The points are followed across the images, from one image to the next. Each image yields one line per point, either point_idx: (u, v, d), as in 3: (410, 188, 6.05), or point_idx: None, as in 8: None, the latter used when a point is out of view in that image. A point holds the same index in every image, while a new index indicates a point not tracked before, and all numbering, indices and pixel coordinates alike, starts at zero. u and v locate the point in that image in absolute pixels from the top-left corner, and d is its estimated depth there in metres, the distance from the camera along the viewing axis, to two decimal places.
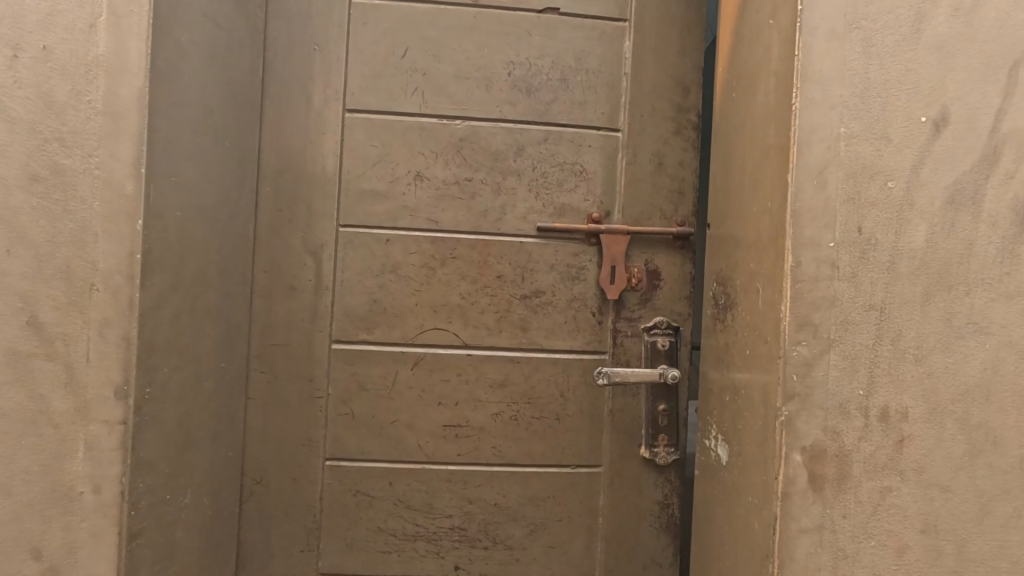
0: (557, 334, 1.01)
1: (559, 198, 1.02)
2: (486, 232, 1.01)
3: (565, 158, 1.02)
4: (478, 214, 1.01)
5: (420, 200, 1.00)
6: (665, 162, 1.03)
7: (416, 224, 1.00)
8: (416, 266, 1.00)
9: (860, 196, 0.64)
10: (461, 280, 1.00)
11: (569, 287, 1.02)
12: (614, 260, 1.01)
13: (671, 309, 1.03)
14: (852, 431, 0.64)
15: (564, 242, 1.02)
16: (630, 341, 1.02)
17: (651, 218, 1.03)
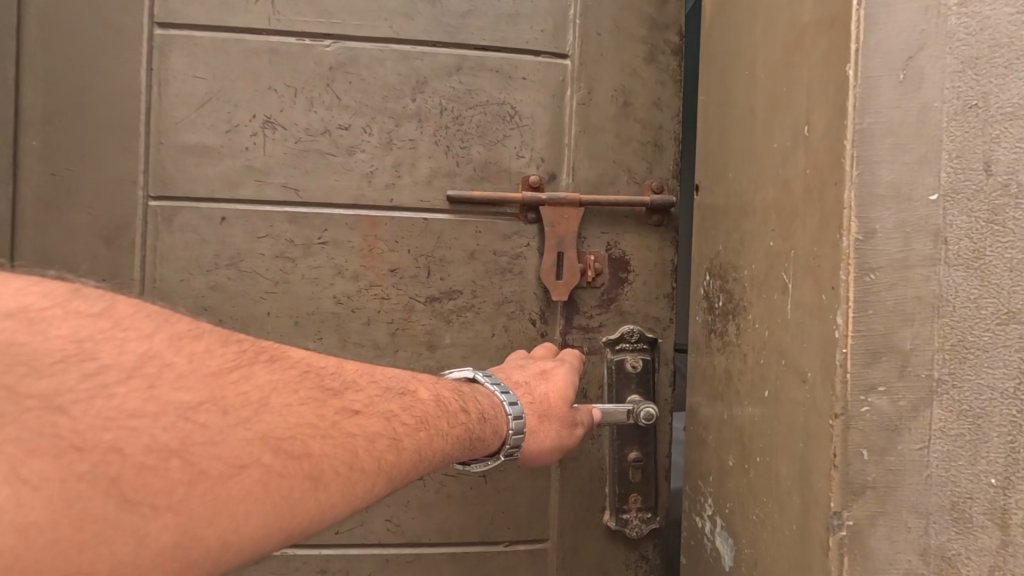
0: (481, 353, 0.70)
1: (481, 154, 0.70)
2: (371, 206, 0.68)
3: (488, 95, 0.70)
4: (360, 179, 0.68)
5: (271, 159, 0.67)
6: (634, 101, 0.71)
7: (266, 194, 0.67)
8: (268, 255, 0.67)
9: (990, 100, 0.33)
10: (335, 276, 0.68)
11: (497, 284, 0.70)
12: (561, 244, 0.69)
13: (645, 314, 0.71)
14: (977, 559, 0.33)
15: (488, 219, 0.70)
16: (587, 360, 0.71)
17: (613, 182, 0.71)
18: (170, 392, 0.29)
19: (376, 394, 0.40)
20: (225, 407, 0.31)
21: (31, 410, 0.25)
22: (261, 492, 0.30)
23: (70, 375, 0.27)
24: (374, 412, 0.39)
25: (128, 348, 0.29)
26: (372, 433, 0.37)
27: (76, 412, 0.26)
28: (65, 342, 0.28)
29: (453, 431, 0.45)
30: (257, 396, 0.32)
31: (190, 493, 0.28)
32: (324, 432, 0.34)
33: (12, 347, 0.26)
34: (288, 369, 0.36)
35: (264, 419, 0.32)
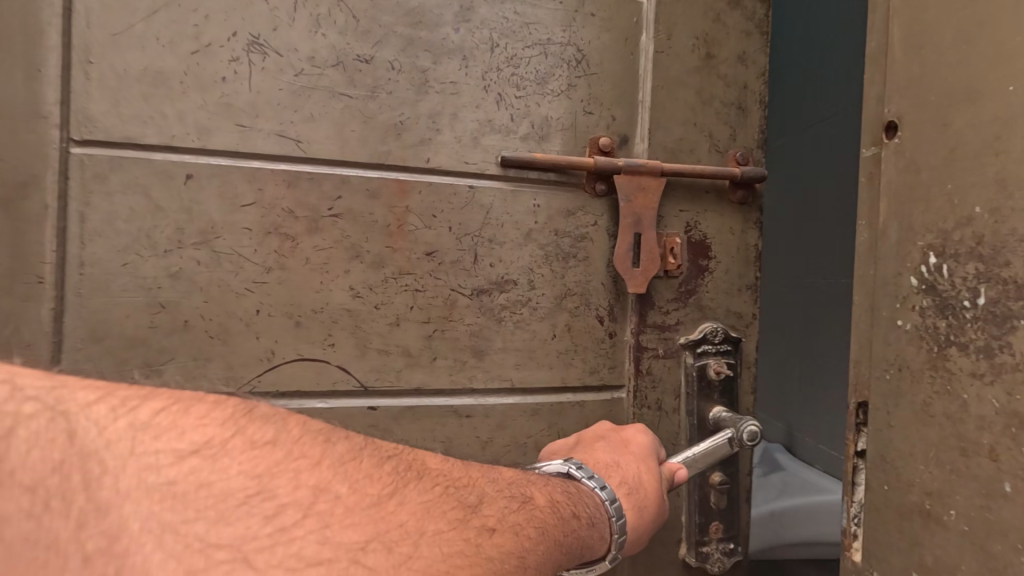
0: (539, 361, 0.55)
1: (539, 108, 0.55)
2: (399, 168, 0.51)
3: (548, 31, 0.55)
4: (385, 131, 0.51)
5: (259, 97, 0.48)
6: (718, 52, 0.59)
7: (253, 145, 0.48)
8: (257, 232, 0.48)
9: None
10: (350, 261, 0.50)
11: (559, 274, 0.56)
12: (639, 224, 0.56)
13: (728, 309, 0.60)
14: None
15: (547, 189, 0.55)
16: (663, 365, 0.59)
17: (694, 150, 0.59)
18: (341, 532, 0.24)
19: (503, 504, 0.34)
20: (387, 544, 0.25)
21: (220, 566, 0.21)
22: None
23: (253, 519, 0.22)
24: (507, 526, 0.32)
25: (301, 479, 0.25)
26: (508, 555, 0.31)
27: (262, 562, 0.22)
28: (248, 478, 0.23)
29: (567, 539, 0.38)
30: (413, 525, 0.27)
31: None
32: (473, 563, 0.28)
33: (200, 492, 0.22)
34: (431, 485, 0.30)
35: (422, 555, 0.26)
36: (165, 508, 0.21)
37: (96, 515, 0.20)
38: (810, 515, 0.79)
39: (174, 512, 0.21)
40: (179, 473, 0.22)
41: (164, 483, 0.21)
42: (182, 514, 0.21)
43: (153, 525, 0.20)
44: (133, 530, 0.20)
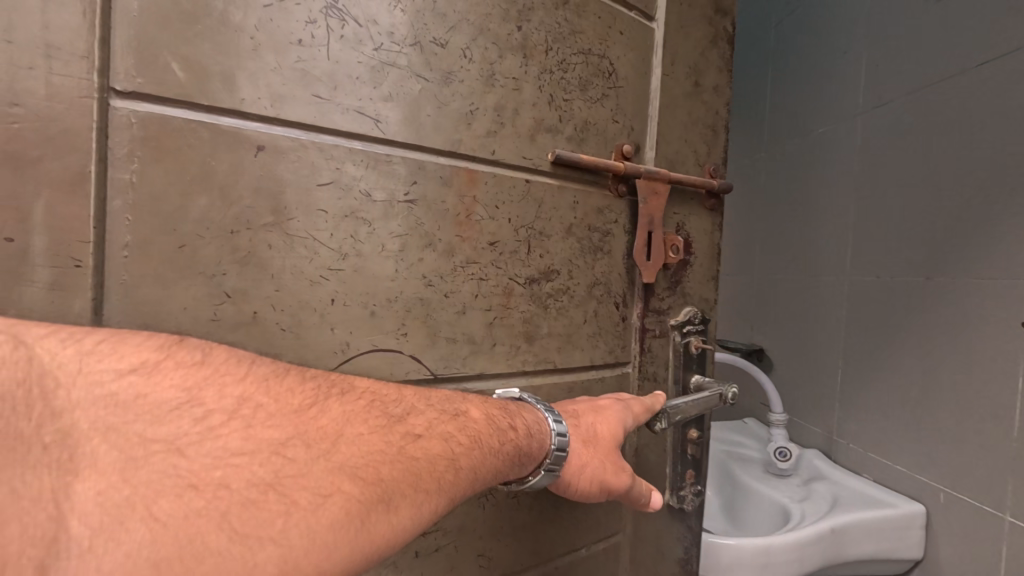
0: (575, 343, 0.61)
1: (581, 112, 0.59)
2: (470, 158, 0.52)
3: (589, 42, 0.59)
4: (458, 119, 0.51)
5: (337, 67, 0.44)
6: (702, 82, 0.71)
7: (329, 120, 0.44)
8: (333, 215, 0.45)
9: None
10: (423, 250, 0.49)
11: (590, 265, 0.61)
12: (654, 223, 0.65)
13: (702, 295, 0.73)
14: None
15: (582, 186, 0.60)
16: (659, 343, 0.69)
17: (685, 162, 0.70)
18: (261, 430, 0.31)
19: (434, 416, 0.41)
20: (306, 442, 0.32)
21: (156, 454, 0.28)
22: (345, 521, 0.31)
23: (183, 421, 0.30)
24: (435, 434, 0.39)
25: (226, 391, 0.32)
26: (434, 454, 0.38)
27: (192, 453, 0.29)
28: (178, 390, 0.31)
29: (504, 447, 0.44)
30: (332, 428, 0.34)
31: (286, 525, 0.29)
32: (394, 458, 0.35)
33: (138, 401, 0.29)
34: (354, 399, 0.37)
35: (340, 451, 0.33)
36: (110, 413, 0.28)
37: (53, 417, 0.26)
38: (880, 525, 0.93)
39: (116, 416, 0.28)
40: (119, 386, 0.29)
41: (107, 394, 0.28)
42: (122, 418, 0.28)
43: (100, 425, 0.27)
44: (83, 428, 0.27)
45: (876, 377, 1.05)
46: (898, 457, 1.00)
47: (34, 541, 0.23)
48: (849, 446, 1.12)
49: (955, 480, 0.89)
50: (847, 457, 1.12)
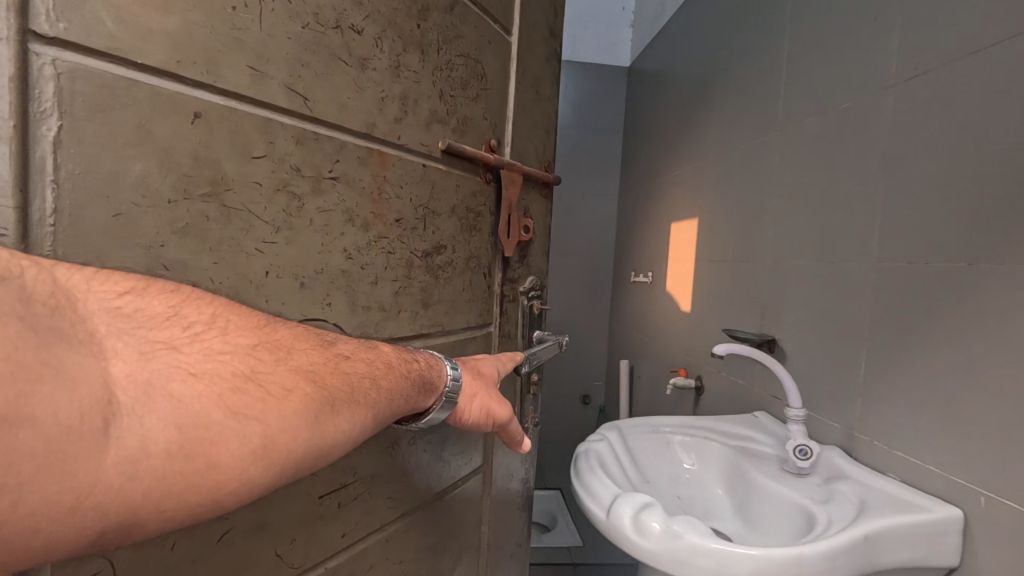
0: (460, 307, 0.78)
1: (462, 108, 0.74)
2: (380, 141, 0.60)
3: (469, 46, 0.74)
4: (374, 104, 0.58)
5: (275, 29, 0.47)
6: (540, 91, 0.95)
7: (267, 92, 0.47)
8: (267, 188, 0.48)
9: None
10: (345, 224, 0.56)
11: (467, 241, 0.78)
12: (511, 207, 0.86)
13: (535, 270, 1.03)
14: None
15: (461, 171, 0.75)
16: (511, 304, 0.93)
17: (528, 156, 0.94)
18: (235, 337, 0.43)
19: (358, 345, 0.54)
20: (269, 348, 0.44)
21: (159, 349, 0.38)
22: (304, 409, 0.43)
23: (177, 328, 0.39)
24: (360, 356, 0.53)
25: (204, 308, 0.42)
26: (361, 370, 0.51)
27: (186, 348, 0.39)
28: (166, 306, 0.40)
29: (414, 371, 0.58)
30: (287, 342, 0.46)
31: (264, 408, 0.41)
32: (333, 369, 0.48)
33: (136, 312, 0.38)
34: (297, 326, 0.50)
35: (294, 358, 0.46)
36: (118, 320, 0.37)
37: (80, 319, 0.34)
38: (916, 530, 0.96)
39: (124, 321, 0.37)
40: (122, 301, 0.38)
41: (115, 306, 0.37)
42: (128, 323, 0.37)
43: (112, 326, 0.36)
44: (103, 331, 0.35)
45: (895, 375, 1.14)
46: (929, 456, 1.06)
47: (97, 403, 0.32)
48: (872, 442, 1.20)
49: (996, 483, 0.92)
50: (870, 455, 1.21)
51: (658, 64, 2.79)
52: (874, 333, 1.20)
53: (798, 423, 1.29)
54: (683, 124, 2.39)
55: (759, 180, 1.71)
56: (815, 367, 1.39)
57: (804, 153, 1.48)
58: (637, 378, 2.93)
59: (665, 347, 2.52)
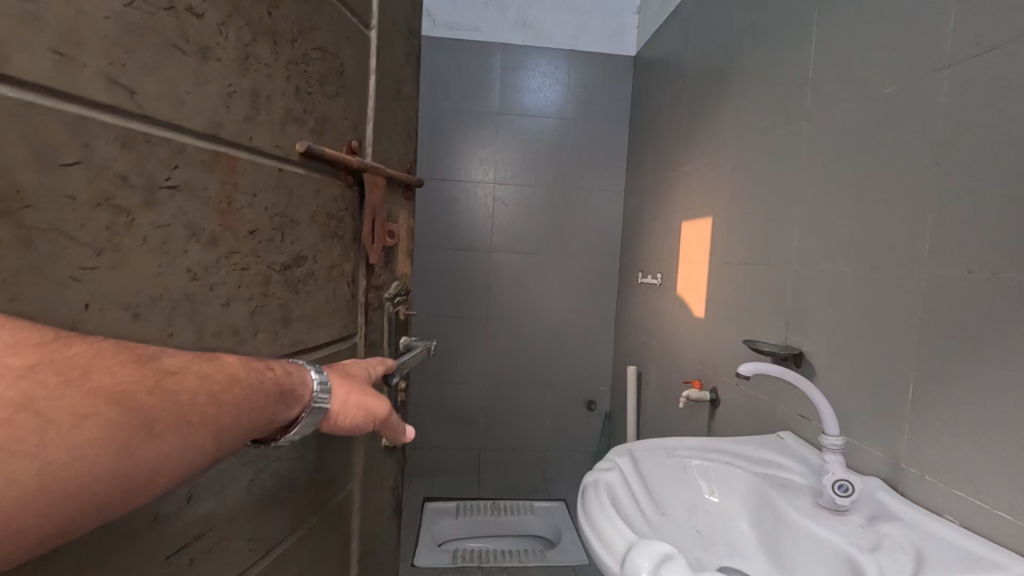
0: (321, 321, 0.82)
1: (321, 107, 0.76)
2: (227, 144, 0.59)
3: (327, 37, 0.76)
4: (220, 100, 0.57)
5: (89, 7, 0.43)
6: (402, 92, 1.03)
7: (79, 83, 0.43)
8: (84, 203, 0.44)
9: None
10: (189, 240, 0.55)
11: (329, 249, 0.82)
12: (375, 210, 0.93)
13: (401, 277, 1.14)
14: None
15: (319, 176, 0.78)
16: (376, 310, 1.02)
17: (390, 160, 1.01)
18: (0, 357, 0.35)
19: (190, 358, 0.48)
20: (56, 367, 0.37)
21: None
22: (101, 438, 0.38)
23: None
24: (192, 371, 0.47)
25: None
26: (190, 384, 0.46)
27: None
28: None
29: (264, 383, 0.54)
30: (84, 359, 0.39)
31: (41, 440, 0.35)
32: (150, 387, 0.42)
33: None
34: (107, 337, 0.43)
35: (92, 377, 0.39)
36: None
37: None
38: None
39: None
40: None
41: None
42: None
43: None
44: None
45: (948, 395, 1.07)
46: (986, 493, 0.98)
47: None
48: (923, 478, 1.11)
49: None
50: (921, 490, 1.12)
51: (672, 58, 2.72)
52: (927, 354, 1.12)
53: (836, 454, 1.18)
54: (704, 119, 2.29)
55: (791, 181, 1.63)
56: (854, 382, 1.33)
57: (843, 151, 1.41)
58: (647, 386, 2.86)
59: (679, 355, 2.43)
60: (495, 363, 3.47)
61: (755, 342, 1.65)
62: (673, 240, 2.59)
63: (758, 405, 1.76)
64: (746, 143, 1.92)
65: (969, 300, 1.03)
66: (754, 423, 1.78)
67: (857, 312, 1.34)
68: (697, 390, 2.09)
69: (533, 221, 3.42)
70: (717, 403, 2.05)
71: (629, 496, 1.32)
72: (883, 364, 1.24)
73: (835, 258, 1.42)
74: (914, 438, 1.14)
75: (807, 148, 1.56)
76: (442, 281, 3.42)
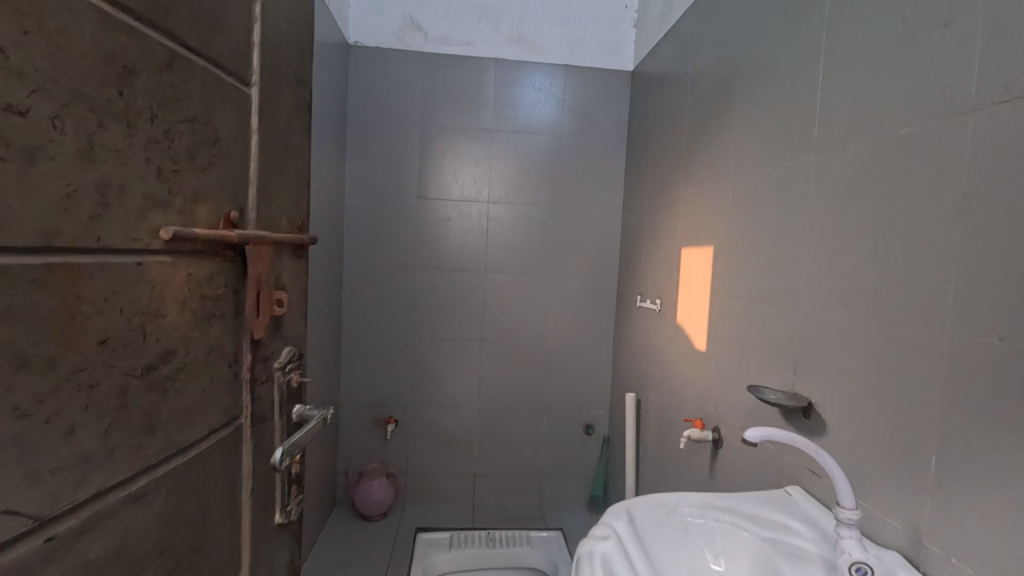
0: (197, 414, 0.76)
1: (190, 184, 0.72)
2: (67, 253, 0.54)
3: (195, 108, 0.73)
4: (53, 203, 0.52)
5: None
6: (286, 147, 1.01)
7: None
8: None
9: None
10: (16, 373, 0.49)
11: (205, 337, 0.77)
12: (258, 278, 0.90)
13: (292, 343, 1.10)
14: None
15: (193, 259, 0.74)
16: (264, 381, 0.96)
17: (278, 220, 0.99)
18: None
19: None
20: None
21: None
22: None
23: None
24: None
25: None
26: None
27: None
28: None
29: None
30: None
31: None
32: None
33: None
34: None
35: None
36: None
37: None
38: None
39: None
40: None
41: None
42: None
43: None
44: None
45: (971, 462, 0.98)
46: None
47: None
48: (941, 553, 1.03)
49: None
50: (940, 566, 1.03)
51: (671, 76, 2.63)
52: (953, 419, 1.02)
53: (850, 528, 1.08)
54: (704, 143, 2.19)
55: (800, 217, 1.53)
56: (869, 442, 1.23)
57: (855, 188, 1.32)
58: (646, 415, 2.76)
59: (679, 387, 2.33)
60: (489, 386, 3.37)
61: (758, 390, 1.57)
62: (673, 265, 2.49)
63: (766, 453, 1.65)
64: (750, 172, 1.82)
65: (1001, 369, 0.93)
66: (760, 471, 1.68)
67: (872, 365, 1.24)
68: (698, 429, 1.99)
69: (531, 240, 3.33)
70: (718, 443, 1.95)
71: (627, 566, 1.20)
72: (903, 427, 1.14)
73: (849, 305, 1.32)
74: (937, 514, 1.04)
75: (816, 183, 1.47)
76: (435, 303, 3.32)
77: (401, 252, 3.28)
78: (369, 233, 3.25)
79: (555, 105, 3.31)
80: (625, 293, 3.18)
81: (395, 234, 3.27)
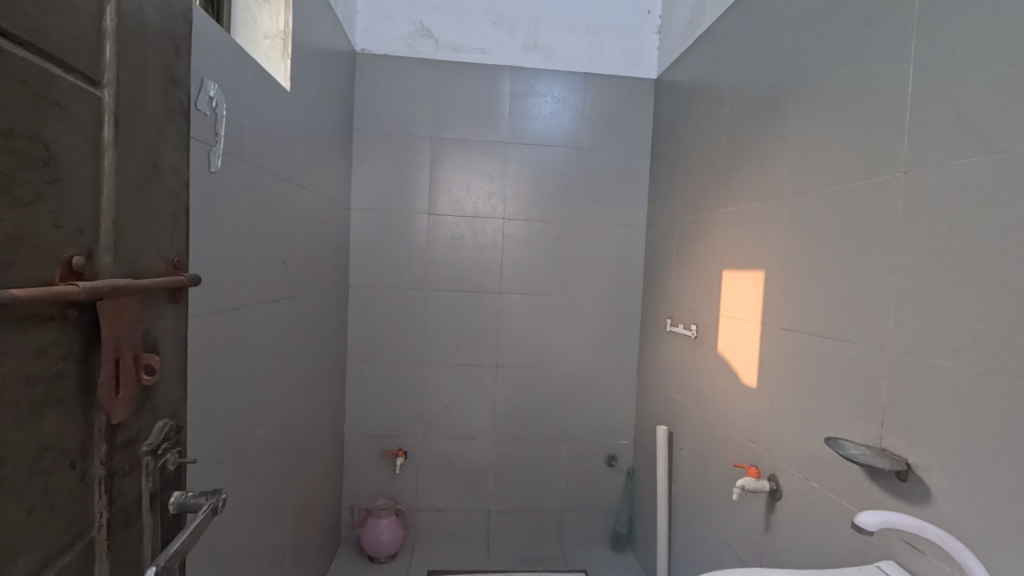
0: (20, 535, 0.55)
1: (5, 223, 0.52)
2: None
3: (13, 117, 0.52)
4: None
5: None
6: (158, 162, 0.79)
7: None
8: None
9: None
10: None
11: (35, 427, 0.56)
12: (116, 342, 0.68)
13: (169, 413, 0.86)
14: None
15: (11, 328, 0.53)
16: (127, 472, 0.74)
17: (145, 256, 0.77)
18: None
19: None
20: None
21: None
22: None
23: None
24: None
25: None
26: None
27: None
28: None
29: None
30: None
31: None
32: None
33: None
34: None
35: None
36: None
37: None
38: None
39: None
40: None
41: None
42: None
43: None
44: None
45: None
46: None
47: None
48: None
49: None
50: None
51: (706, 84, 2.43)
52: None
53: None
54: (749, 157, 1.99)
55: (883, 244, 1.32)
56: (999, 523, 1.00)
57: (962, 212, 1.12)
58: (679, 450, 2.53)
59: (723, 425, 2.10)
60: (505, 415, 3.14)
61: (840, 443, 1.36)
62: (710, 289, 2.28)
63: (840, 514, 1.43)
64: (810, 190, 1.61)
65: None
66: (833, 534, 1.45)
67: (996, 424, 1.02)
68: (751, 477, 1.77)
69: (549, 258, 3.13)
70: (775, 494, 1.72)
71: None
72: None
73: (958, 350, 1.11)
74: None
75: (906, 205, 1.26)
76: (447, 326, 3.10)
77: (411, 272, 3.07)
78: (377, 252, 3.05)
79: (572, 115, 3.12)
80: (652, 315, 2.96)
81: (405, 254, 3.06)
